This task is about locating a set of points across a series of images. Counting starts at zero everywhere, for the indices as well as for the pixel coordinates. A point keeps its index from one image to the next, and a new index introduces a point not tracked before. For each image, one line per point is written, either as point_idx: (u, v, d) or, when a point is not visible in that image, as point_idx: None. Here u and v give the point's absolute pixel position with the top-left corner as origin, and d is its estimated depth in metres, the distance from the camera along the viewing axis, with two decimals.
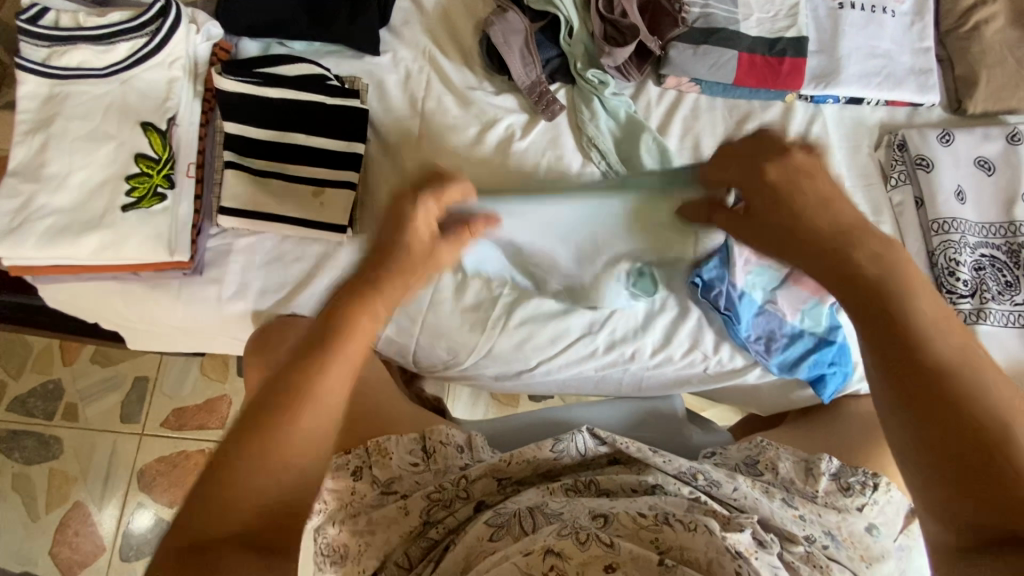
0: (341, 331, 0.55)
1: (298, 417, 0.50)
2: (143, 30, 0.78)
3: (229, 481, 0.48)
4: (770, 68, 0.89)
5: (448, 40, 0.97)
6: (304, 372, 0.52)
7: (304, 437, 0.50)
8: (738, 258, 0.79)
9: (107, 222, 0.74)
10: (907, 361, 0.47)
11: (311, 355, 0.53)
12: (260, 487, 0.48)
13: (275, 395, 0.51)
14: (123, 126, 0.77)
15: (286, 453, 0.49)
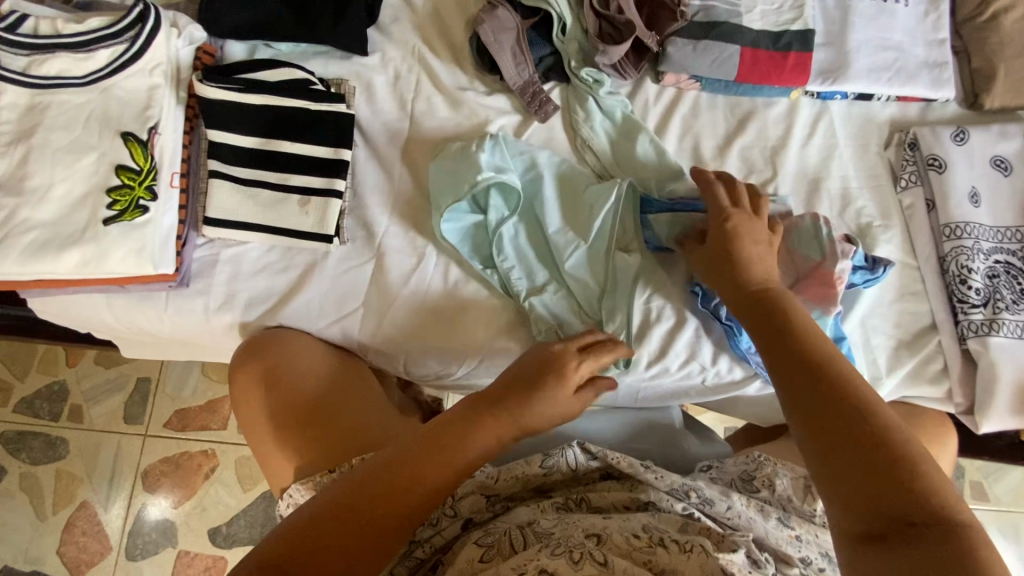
0: (496, 416, 0.66)
1: (427, 478, 0.60)
2: (123, 36, 0.76)
3: (342, 526, 0.56)
4: (773, 63, 0.85)
5: (438, 38, 0.93)
6: (459, 429, 0.64)
7: (424, 494, 0.60)
8: None
9: (89, 236, 0.73)
10: (814, 390, 0.56)
11: (484, 420, 0.65)
12: (362, 535, 0.56)
13: (417, 446, 0.61)
14: (104, 136, 0.75)
15: (416, 500, 0.59)
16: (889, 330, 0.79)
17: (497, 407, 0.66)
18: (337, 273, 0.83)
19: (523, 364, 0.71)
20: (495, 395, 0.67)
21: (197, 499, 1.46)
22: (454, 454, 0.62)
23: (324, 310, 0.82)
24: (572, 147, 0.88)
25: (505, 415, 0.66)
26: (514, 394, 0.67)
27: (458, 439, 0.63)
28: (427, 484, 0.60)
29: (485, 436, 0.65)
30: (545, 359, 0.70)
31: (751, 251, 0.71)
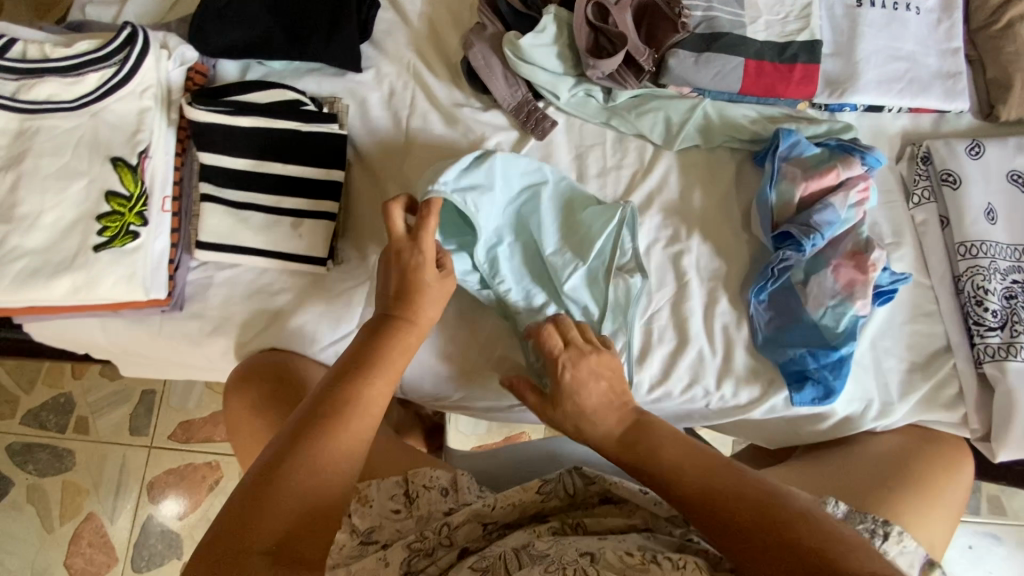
0: (367, 378, 0.64)
1: (317, 455, 0.57)
2: (112, 60, 0.75)
3: (263, 504, 0.52)
4: (779, 75, 0.82)
5: (433, 53, 0.91)
6: (327, 410, 0.60)
7: (327, 469, 0.57)
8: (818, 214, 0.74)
9: (80, 263, 0.72)
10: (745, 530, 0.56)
11: (347, 387, 0.63)
12: (282, 508, 0.53)
13: (291, 439, 0.58)
14: (94, 161, 0.75)
15: (298, 490, 0.54)
16: (901, 353, 0.76)
17: (363, 373, 0.64)
18: (331, 295, 0.82)
19: (407, 313, 0.70)
20: (375, 332, 0.69)
21: (202, 510, 1.46)
22: (333, 421, 0.60)
23: (319, 333, 0.81)
24: (571, 164, 0.86)
25: (378, 373, 0.65)
26: (389, 344, 0.68)
27: (327, 419, 0.59)
28: (328, 454, 0.57)
29: (365, 419, 0.61)
30: (414, 286, 0.70)
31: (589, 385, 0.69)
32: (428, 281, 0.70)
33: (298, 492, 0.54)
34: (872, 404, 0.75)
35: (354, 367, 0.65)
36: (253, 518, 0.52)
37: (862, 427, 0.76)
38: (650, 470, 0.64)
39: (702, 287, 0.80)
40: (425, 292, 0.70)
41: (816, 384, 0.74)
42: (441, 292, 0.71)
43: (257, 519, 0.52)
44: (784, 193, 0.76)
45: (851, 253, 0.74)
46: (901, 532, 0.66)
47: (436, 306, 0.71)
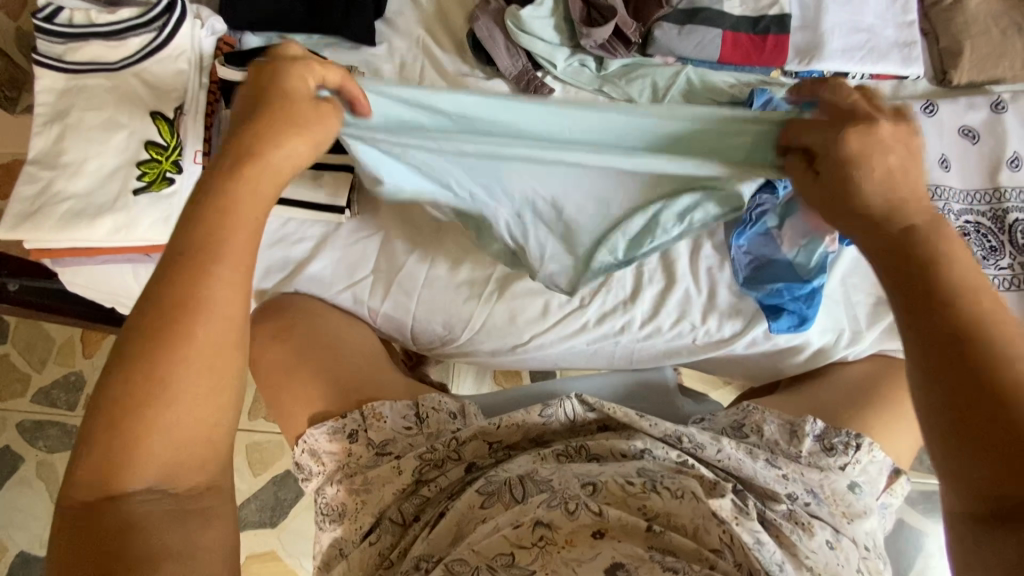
0: (173, 283, 0.50)
1: (152, 410, 0.48)
2: (151, 26, 0.83)
3: (125, 452, 0.48)
4: (753, 46, 0.92)
5: (441, 30, 1.00)
6: (151, 355, 0.49)
7: (176, 428, 0.49)
8: None
9: (120, 205, 0.79)
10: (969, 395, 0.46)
11: (182, 307, 0.50)
12: (159, 450, 0.49)
13: (123, 396, 0.48)
14: (134, 116, 0.82)
15: (171, 431, 0.49)
16: (869, 288, 0.84)
17: (160, 283, 0.50)
18: (348, 243, 0.89)
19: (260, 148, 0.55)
20: (200, 194, 0.53)
21: None
22: (169, 364, 0.49)
23: (338, 278, 0.88)
24: None
25: (217, 255, 0.51)
26: (217, 215, 0.52)
27: (155, 367, 0.49)
28: (173, 415, 0.49)
29: (209, 348, 0.50)
30: (251, 152, 0.55)
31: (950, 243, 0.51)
32: (302, 114, 0.57)
33: (168, 427, 0.49)
34: (842, 334, 0.84)
35: (178, 293, 0.50)
36: (123, 463, 0.48)
37: (836, 355, 0.84)
38: (936, 277, 0.49)
39: None
40: (291, 128, 0.56)
41: (792, 313, 0.82)
42: (303, 127, 0.57)
43: (136, 459, 0.48)
44: None
45: None
46: (872, 443, 0.73)
47: (291, 145, 0.56)
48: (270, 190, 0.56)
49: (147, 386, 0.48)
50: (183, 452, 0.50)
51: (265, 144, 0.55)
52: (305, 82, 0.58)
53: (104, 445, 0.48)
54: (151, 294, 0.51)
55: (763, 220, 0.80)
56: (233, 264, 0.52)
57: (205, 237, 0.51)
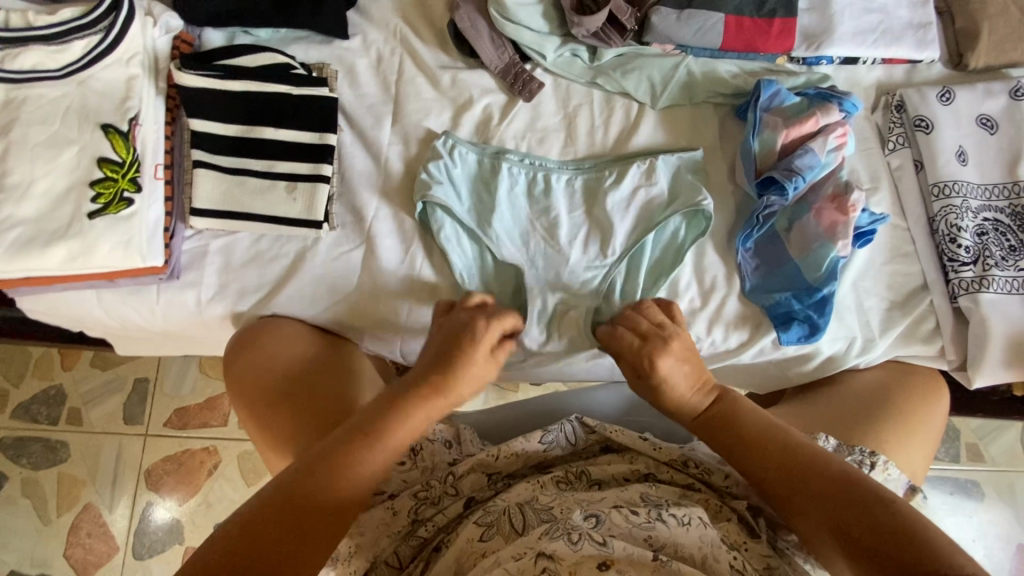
0: (399, 403, 0.70)
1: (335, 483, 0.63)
2: (97, 27, 0.75)
3: (269, 523, 0.58)
4: (758, 29, 0.85)
5: (420, 19, 0.92)
6: (360, 444, 0.66)
7: (357, 479, 0.65)
8: (802, 161, 0.76)
9: (75, 230, 0.72)
10: (830, 491, 0.63)
11: (381, 442, 0.67)
12: (293, 531, 0.59)
13: (310, 460, 0.64)
14: (84, 129, 0.74)
15: (305, 511, 0.60)
16: (881, 292, 0.79)
17: (401, 415, 0.69)
18: (328, 258, 0.83)
19: (454, 386, 0.72)
20: (380, 409, 0.69)
21: (201, 496, 1.45)
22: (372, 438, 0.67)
23: (320, 297, 0.82)
24: (561, 124, 0.88)
25: (389, 436, 0.67)
26: (425, 395, 0.71)
27: (359, 450, 0.65)
28: (325, 499, 0.62)
29: (410, 425, 0.69)
30: (454, 349, 0.73)
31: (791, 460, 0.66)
32: (471, 373, 0.73)
33: (300, 520, 0.60)
34: (855, 342, 0.78)
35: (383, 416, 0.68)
36: (251, 556, 0.56)
37: (847, 363, 0.79)
38: (792, 487, 0.64)
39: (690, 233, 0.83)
40: (460, 389, 0.73)
41: (802, 322, 0.76)
42: (468, 382, 0.73)
43: (255, 553, 0.56)
44: (766, 142, 0.79)
45: (831, 195, 0.77)
46: (887, 461, 0.70)
47: (417, 419, 0.70)
48: (438, 411, 0.72)
49: (308, 485, 0.62)
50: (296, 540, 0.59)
51: (461, 371, 0.72)
52: (472, 387, 0.74)
53: (242, 541, 0.57)
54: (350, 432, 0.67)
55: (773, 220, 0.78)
56: (389, 450, 0.67)
57: (399, 411, 0.69)
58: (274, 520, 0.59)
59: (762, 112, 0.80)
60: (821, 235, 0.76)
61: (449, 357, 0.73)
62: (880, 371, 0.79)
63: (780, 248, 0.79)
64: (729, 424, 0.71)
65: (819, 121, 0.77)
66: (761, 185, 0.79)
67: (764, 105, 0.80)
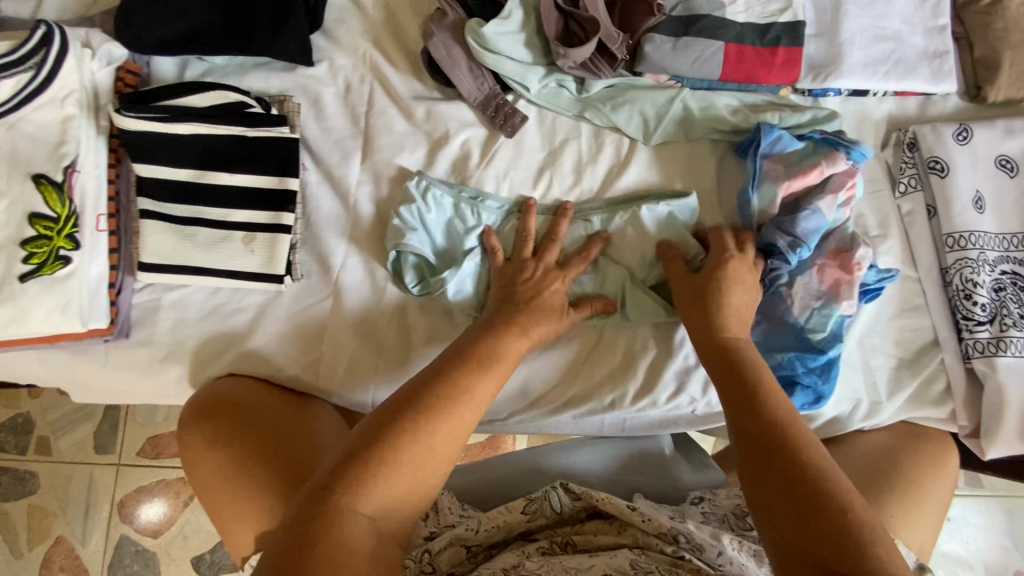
0: (393, 437, 0.54)
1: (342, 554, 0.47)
2: (25, 63, 0.67)
3: (329, 528, 0.48)
4: (761, 59, 0.77)
5: (392, 43, 0.84)
6: (421, 422, 0.56)
7: (350, 554, 0.47)
8: (806, 217, 0.70)
9: (6, 295, 0.65)
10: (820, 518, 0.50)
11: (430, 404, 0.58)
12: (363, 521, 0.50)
13: (315, 518, 0.48)
14: (13, 179, 0.67)
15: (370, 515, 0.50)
16: (888, 350, 0.74)
17: (454, 384, 0.60)
18: (291, 312, 0.76)
19: (492, 349, 0.65)
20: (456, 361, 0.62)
21: (178, 527, 1.40)
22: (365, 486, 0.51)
23: (283, 357, 0.75)
24: (545, 161, 0.81)
25: (463, 395, 0.59)
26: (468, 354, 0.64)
27: (398, 435, 0.54)
28: (383, 492, 0.51)
29: (418, 472, 0.54)
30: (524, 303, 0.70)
31: (786, 411, 0.58)
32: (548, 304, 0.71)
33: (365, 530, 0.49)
34: (860, 405, 0.73)
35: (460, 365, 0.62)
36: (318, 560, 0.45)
37: (850, 427, 0.73)
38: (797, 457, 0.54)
39: None
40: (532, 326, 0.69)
41: (806, 389, 0.71)
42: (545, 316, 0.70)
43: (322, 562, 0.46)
44: (766, 195, 0.73)
45: (835, 253, 0.71)
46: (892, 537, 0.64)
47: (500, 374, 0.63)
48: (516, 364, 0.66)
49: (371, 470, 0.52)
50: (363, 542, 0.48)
51: (499, 341, 0.66)
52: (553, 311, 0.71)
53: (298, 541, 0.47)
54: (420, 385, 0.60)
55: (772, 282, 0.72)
56: (471, 408, 0.59)
57: (472, 363, 0.62)
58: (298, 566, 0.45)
59: (763, 159, 0.73)
60: (824, 297, 0.71)
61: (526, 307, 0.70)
62: (887, 435, 0.74)
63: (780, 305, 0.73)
64: (758, 394, 0.60)
65: (823, 172, 0.71)
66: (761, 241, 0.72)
67: (764, 152, 0.73)
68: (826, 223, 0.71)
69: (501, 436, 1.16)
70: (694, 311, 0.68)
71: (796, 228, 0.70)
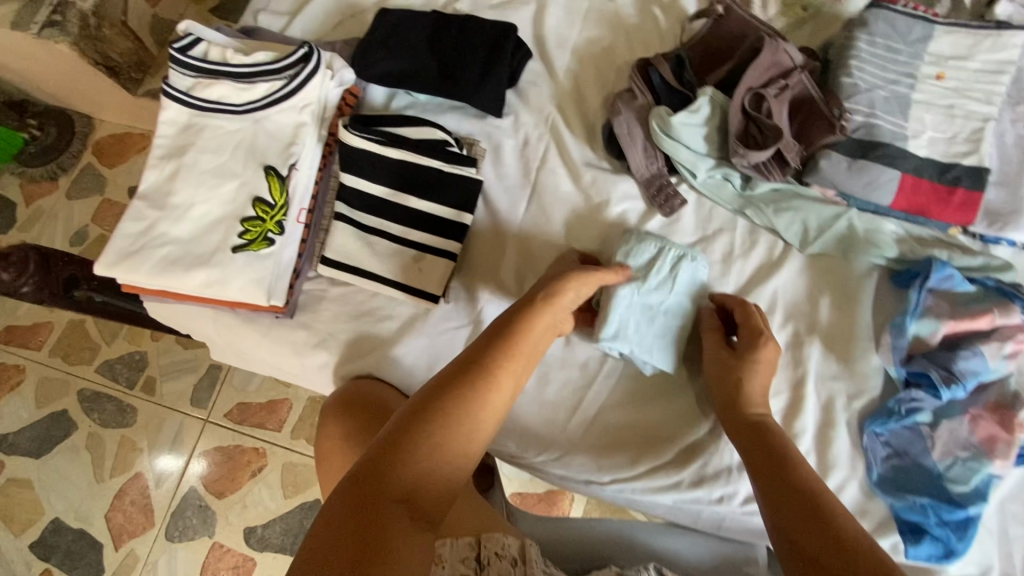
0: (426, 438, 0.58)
1: (398, 513, 0.53)
2: (284, 73, 0.79)
3: (396, 457, 0.56)
4: (936, 196, 0.78)
5: (574, 110, 0.92)
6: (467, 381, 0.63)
7: (404, 474, 0.56)
8: (969, 360, 0.69)
9: (217, 260, 0.75)
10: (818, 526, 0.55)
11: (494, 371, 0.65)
12: (422, 456, 0.57)
13: (372, 471, 0.55)
14: (248, 166, 0.78)
15: (421, 456, 0.57)
16: None
17: (513, 337, 0.68)
18: (434, 331, 0.82)
19: (553, 296, 0.71)
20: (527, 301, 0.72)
21: (240, 494, 1.48)
22: (412, 449, 0.57)
23: (418, 370, 0.81)
24: (696, 245, 0.85)
25: (518, 348, 0.68)
26: (538, 310, 0.70)
27: (431, 427, 0.59)
28: (436, 432, 0.59)
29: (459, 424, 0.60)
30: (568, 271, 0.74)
31: (793, 451, 0.65)
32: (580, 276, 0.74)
33: (415, 465, 0.56)
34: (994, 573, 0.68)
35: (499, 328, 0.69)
36: (374, 491, 0.53)
37: None
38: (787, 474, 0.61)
39: (819, 400, 0.77)
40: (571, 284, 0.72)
41: (935, 540, 0.68)
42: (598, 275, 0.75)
43: (376, 490, 0.54)
44: (925, 329, 0.72)
45: (993, 404, 0.70)
46: None
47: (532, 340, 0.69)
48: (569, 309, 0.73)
49: (427, 424, 0.59)
50: (413, 472, 0.56)
51: (557, 288, 0.72)
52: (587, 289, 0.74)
53: (363, 475, 0.55)
54: (496, 329, 0.70)
55: (915, 415, 0.71)
56: (505, 375, 0.65)
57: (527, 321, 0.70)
58: (361, 507, 0.52)
59: (928, 292, 0.73)
60: (975, 448, 0.69)
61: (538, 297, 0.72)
62: None
63: (919, 445, 0.71)
64: (771, 437, 0.66)
65: (991, 319, 0.70)
66: (912, 373, 0.72)
67: (932, 283, 0.73)
68: (993, 371, 0.70)
69: (565, 493, 1.17)
70: (718, 386, 0.72)
71: (959, 371, 0.69)
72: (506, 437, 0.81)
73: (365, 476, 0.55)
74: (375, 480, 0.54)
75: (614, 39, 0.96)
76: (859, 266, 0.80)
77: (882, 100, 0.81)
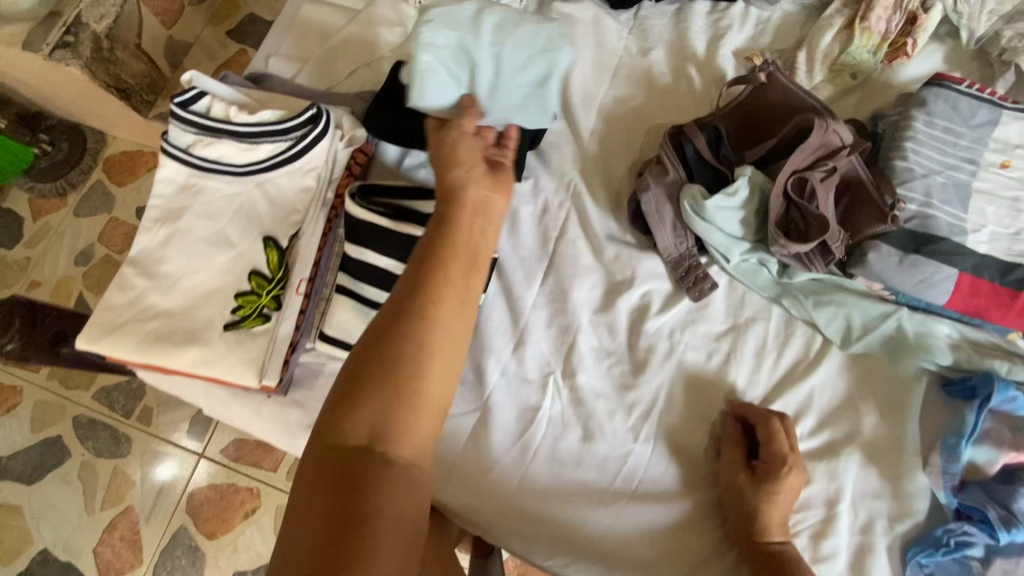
0: (379, 394, 0.50)
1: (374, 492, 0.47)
2: (290, 134, 0.74)
3: (332, 438, 0.49)
4: (997, 299, 0.71)
5: (598, 177, 0.86)
6: (374, 344, 0.52)
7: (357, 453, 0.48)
8: None
9: (207, 337, 0.70)
10: None
11: (442, 263, 0.55)
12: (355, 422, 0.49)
13: (324, 476, 0.48)
14: (246, 234, 0.73)
15: (359, 427, 0.49)
16: None
17: (413, 278, 0.55)
18: None
19: (451, 224, 0.58)
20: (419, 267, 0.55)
21: (232, 536, 1.43)
22: (347, 423, 0.49)
23: None
24: (726, 333, 0.78)
25: (431, 303, 0.53)
26: (435, 265, 0.55)
27: (355, 401, 0.50)
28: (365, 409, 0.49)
29: (390, 390, 0.50)
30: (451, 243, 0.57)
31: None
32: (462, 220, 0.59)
33: (359, 437, 0.49)
34: None
35: (397, 301, 0.53)
36: (332, 488, 0.47)
37: None
38: None
39: (855, 520, 0.70)
40: (459, 235, 0.58)
41: None
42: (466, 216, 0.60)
43: (331, 489, 0.47)
44: (983, 455, 0.66)
45: None
46: None
47: (444, 291, 0.54)
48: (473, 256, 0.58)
49: (353, 397, 0.50)
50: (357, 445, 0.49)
51: (454, 213, 0.59)
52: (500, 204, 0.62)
53: (313, 486, 0.47)
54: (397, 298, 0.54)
55: (966, 552, 0.64)
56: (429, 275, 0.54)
57: (426, 285, 0.54)
58: (335, 511, 0.45)
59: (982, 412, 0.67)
60: None
61: (433, 252, 0.56)
62: None
63: None
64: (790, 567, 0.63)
65: None
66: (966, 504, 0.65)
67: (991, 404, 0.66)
68: None
69: None
70: (738, 507, 0.67)
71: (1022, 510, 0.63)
72: (513, 539, 0.74)
73: (316, 483, 0.47)
74: (329, 480, 0.47)
75: (645, 100, 0.90)
76: (907, 370, 0.73)
77: (940, 187, 0.74)
